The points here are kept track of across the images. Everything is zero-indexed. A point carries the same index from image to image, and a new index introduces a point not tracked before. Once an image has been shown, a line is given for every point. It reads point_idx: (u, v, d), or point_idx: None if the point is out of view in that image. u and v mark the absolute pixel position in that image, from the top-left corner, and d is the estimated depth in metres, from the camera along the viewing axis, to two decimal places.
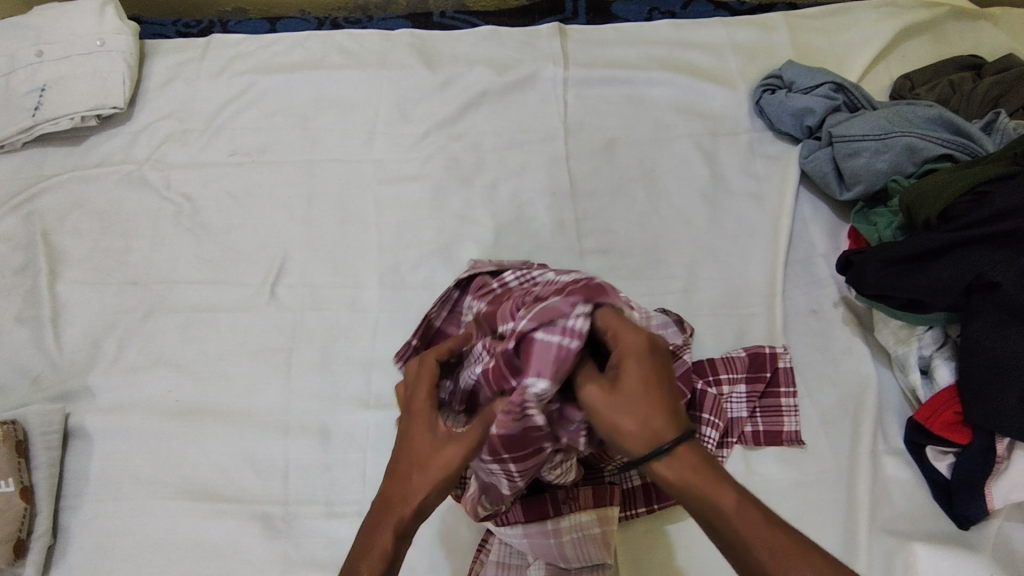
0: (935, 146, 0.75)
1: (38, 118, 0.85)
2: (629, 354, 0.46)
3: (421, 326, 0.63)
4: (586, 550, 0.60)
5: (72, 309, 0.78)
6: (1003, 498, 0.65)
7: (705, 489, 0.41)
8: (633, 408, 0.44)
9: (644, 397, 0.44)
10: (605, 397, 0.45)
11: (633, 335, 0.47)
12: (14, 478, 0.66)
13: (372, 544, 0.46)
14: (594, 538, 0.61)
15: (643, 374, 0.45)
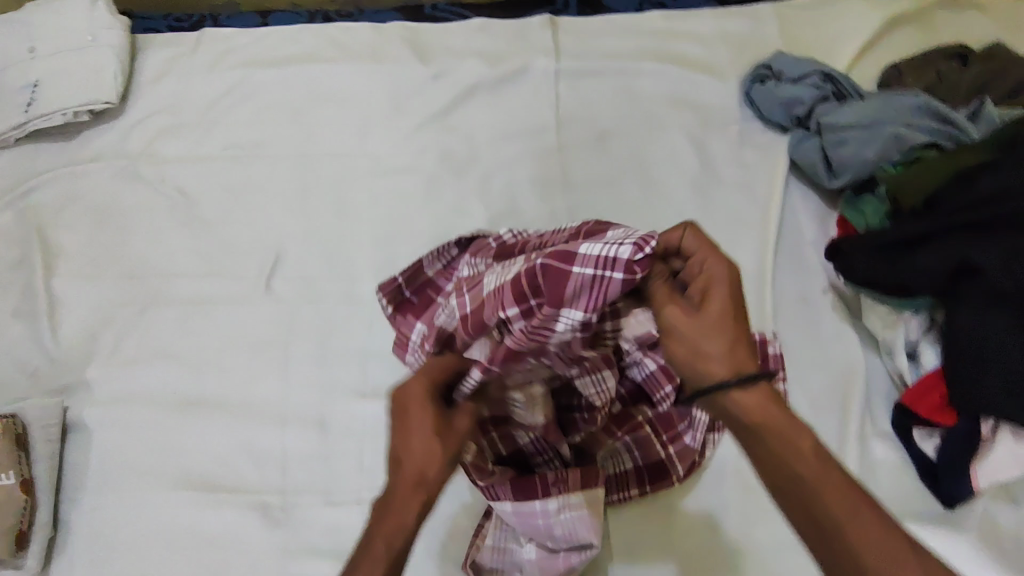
0: (921, 135, 0.76)
1: (30, 113, 0.85)
2: (716, 284, 0.49)
3: (411, 269, 0.64)
4: (579, 532, 0.60)
5: (69, 303, 0.79)
6: (988, 478, 0.66)
7: (781, 427, 0.46)
8: (713, 336, 0.48)
9: (724, 326, 0.48)
10: (677, 312, 0.49)
11: (715, 264, 0.50)
12: (14, 471, 0.67)
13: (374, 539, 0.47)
14: (582, 517, 0.60)
15: (728, 304, 0.48)
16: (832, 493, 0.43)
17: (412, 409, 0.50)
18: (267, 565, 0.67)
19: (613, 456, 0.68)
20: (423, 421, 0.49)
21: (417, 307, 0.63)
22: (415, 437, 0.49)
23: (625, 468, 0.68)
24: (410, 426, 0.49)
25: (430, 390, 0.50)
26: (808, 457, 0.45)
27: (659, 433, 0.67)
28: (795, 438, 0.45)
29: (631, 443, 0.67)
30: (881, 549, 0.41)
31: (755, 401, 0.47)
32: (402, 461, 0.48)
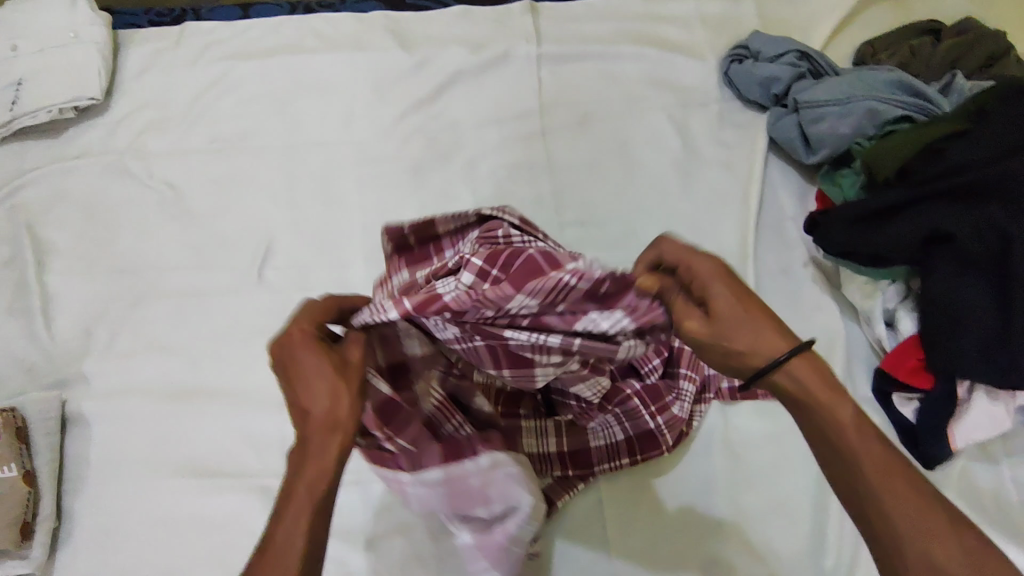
0: (894, 108, 0.78)
1: (15, 111, 0.85)
2: (713, 282, 0.51)
3: (421, 221, 0.59)
4: (515, 505, 0.56)
5: (62, 299, 0.79)
6: (965, 438, 0.69)
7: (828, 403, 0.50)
8: (745, 329, 0.50)
9: (750, 316, 0.50)
10: (697, 327, 0.51)
11: (707, 264, 0.51)
12: (16, 463, 0.68)
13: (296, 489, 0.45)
14: (518, 478, 0.55)
15: (733, 297, 0.51)
16: (866, 464, 0.47)
17: (296, 352, 0.47)
18: None
19: (605, 428, 0.70)
20: (310, 364, 0.47)
21: (412, 258, 0.61)
22: (309, 379, 0.47)
23: (617, 439, 0.70)
24: (302, 370, 0.47)
25: (312, 330, 0.49)
26: (848, 430, 0.49)
27: (647, 405, 0.69)
28: (837, 413, 0.49)
29: (622, 415, 0.69)
30: (905, 515, 0.45)
31: (803, 376, 0.51)
32: (305, 407, 0.46)
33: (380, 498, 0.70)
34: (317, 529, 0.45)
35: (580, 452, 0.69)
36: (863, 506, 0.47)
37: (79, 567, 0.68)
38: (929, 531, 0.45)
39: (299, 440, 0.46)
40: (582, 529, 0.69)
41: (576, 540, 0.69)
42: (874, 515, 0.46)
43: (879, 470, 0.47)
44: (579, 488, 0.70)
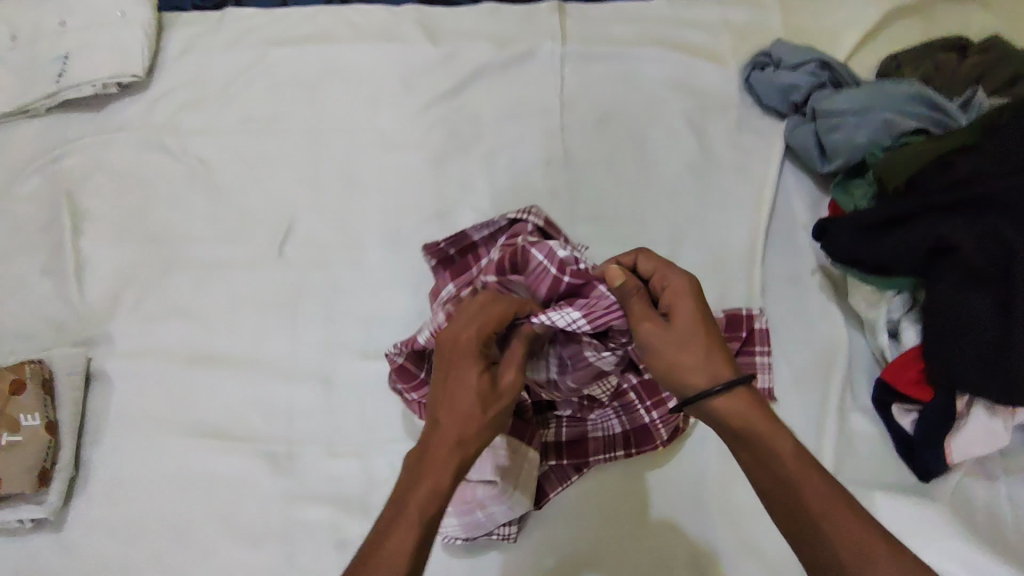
0: (910, 121, 0.78)
1: (61, 83, 0.89)
2: (679, 302, 0.56)
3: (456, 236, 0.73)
4: (491, 469, 0.65)
5: (94, 262, 0.84)
6: (962, 452, 0.69)
7: (765, 429, 0.52)
8: (684, 347, 0.55)
9: (696, 338, 0.55)
10: (652, 327, 0.55)
11: (680, 281, 0.57)
12: (40, 412, 0.71)
13: (415, 486, 0.50)
14: (498, 457, 0.66)
15: (694, 317, 0.56)
16: (812, 492, 0.49)
17: (464, 359, 0.54)
18: (272, 509, 0.71)
19: (602, 421, 0.72)
20: (473, 381, 0.54)
21: (456, 268, 0.74)
22: (468, 395, 0.53)
23: (613, 431, 0.72)
24: (466, 379, 0.54)
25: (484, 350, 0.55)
26: (785, 460, 0.50)
27: (642, 400, 0.71)
28: (776, 443, 0.51)
29: (618, 407, 0.72)
30: (854, 542, 0.47)
31: (740, 403, 0.53)
32: (456, 413, 0.53)
33: (379, 471, 0.72)
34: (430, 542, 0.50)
35: (578, 442, 0.72)
36: (808, 539, 0.48)
37: (93, 515, 0.71)
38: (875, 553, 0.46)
39: (437, 450, 0.52)
40: (567, 519, 0.70)
41: (561, 530, 0.70)
42: (823, 546, 0.48)
43: (820, 496, 0.49)
44: (574, 479, 0.71)
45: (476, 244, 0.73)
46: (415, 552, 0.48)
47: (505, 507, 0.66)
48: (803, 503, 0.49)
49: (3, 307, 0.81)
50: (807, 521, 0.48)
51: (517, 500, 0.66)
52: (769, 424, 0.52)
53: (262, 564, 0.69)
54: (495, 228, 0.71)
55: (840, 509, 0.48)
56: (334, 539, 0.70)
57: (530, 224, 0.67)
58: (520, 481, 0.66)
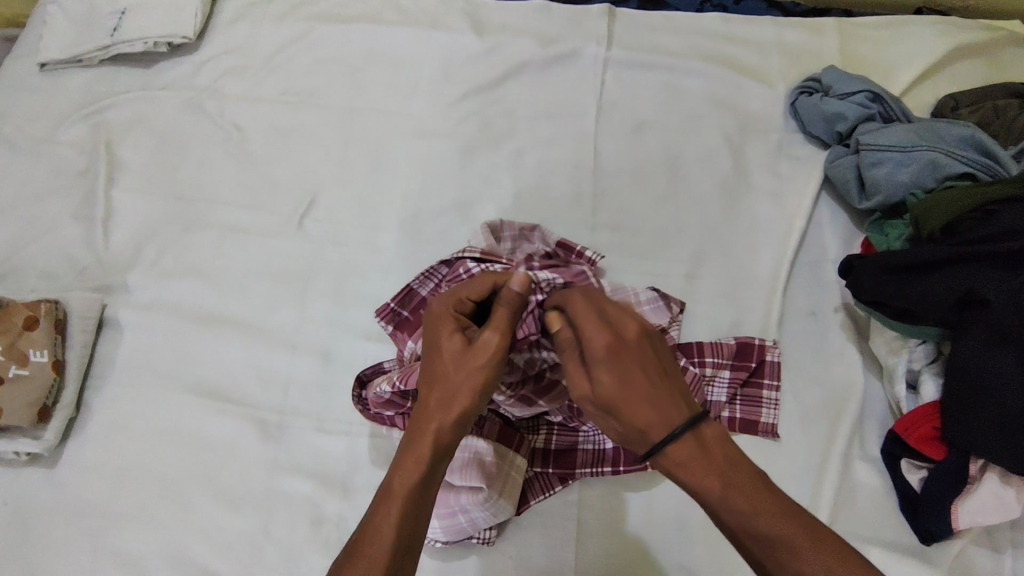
0: (958, 164, 0.74)
1: (115, 38, 0.92)
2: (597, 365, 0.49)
3: (403, 294, 0.73)
4: (475, 474, 0.65)
5: (122, 213, 0.86)
6: (969, 519, 0.65)
7: (699, 478, 0.48)
8: (627, 413, 0.48)
9: (625, 400, 0.48)
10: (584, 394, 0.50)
11: (594, 341, 0.49)
12: (48, 350, 0.73)
13: (406, 455, 0.51)
14: (483, 464, 0.66)
15: (616, 379, 0.48)
16: (766, 524, 0.46)
17: (438, 330, 0.55)
18: (255, 476, 0.72)
19: (595, 434, 0.71)
20: (450, 345, 0.54)
21: (411, 325, 0.73)
22: (444, 364, 0.53)
23: (604, 447, 0.71)
24: (440, 348, 0.54)
25: (459, 319, 0.56)
26: (718, 508, 0.47)
27: None
28: (707, 490, 0.47)
29: None
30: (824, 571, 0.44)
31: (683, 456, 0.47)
32: (434, 383, 0.53)
33: (365, 454, 0.72)
34: (422, 512, 0.50)
35: (567, 452, 0.71)
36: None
37: (86, 457, 0.73)
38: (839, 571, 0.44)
39: (418, 424, 0.52)
40: (544, 528, 0.69)
41: (535, 540, 0.68)
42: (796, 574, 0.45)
43: (764, 540, 0.46)
44: (558, 490, 0.70)
45: (426, 297, 0.73)
46: (399, 524, 0.49)
47: (488, 513, 0.64)
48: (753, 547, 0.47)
49: (32, 246, 0.84)
50: (764, 561, 0.47)
51: (501, 507, 0.64)
52: (699, 469, 0.47)
53: (238, 528, 0.69)
54: (440, 277, 0.73)
55: (788, 549, 0.45)
56: (311, 514, 0.70)
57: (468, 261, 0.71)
58: (504, 489, 0.65)
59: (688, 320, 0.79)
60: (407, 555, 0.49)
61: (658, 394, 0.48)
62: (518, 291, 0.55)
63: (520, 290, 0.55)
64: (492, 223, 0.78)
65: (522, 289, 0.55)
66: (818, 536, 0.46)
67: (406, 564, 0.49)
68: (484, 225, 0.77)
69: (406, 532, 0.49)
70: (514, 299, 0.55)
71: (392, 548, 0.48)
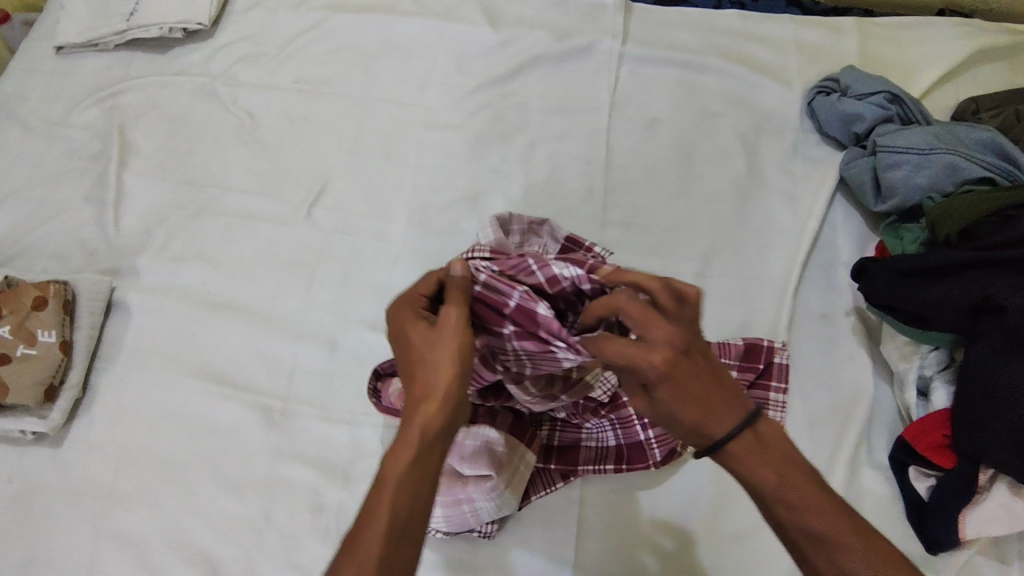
0: (977, 168, 0.72)
1: (131, 23, 0.93)
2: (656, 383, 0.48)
3: None
4: (483, 463, 0.63)
5: (133, 197, 0.86)
6: (977, 530, 0.63)
7: (753, 471, 0.49)
8: (696, 419, 0.49)
9: (690, 402, 0.48)
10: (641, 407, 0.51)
11: (649, 363, 0.47)
12: (56, 331, 0.74)
13: (397, 442, 0.49)
14: (493, 454, 0.64)
15: (677, 393, 0.48)
16: (816, 519, 0.47)
17: (400, 324, 0.55)
18: (257, 461, 0.72)
19: (598, 431, 0.70)
20: (420, 333, 0.53)
21: None
22: (418, 351, 0.53)
23: (607, 444, 0.70)
24: (407, 338, 0.53)
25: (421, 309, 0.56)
26: (771, 499, 0.48)
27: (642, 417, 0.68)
28: (764, 481, 0.48)
29: (616, 421, 0.69)
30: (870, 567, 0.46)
31: (745, 449, 0.49)
32: (415, 368, 0.52)
33: (367, 444, 0.72)
34: (421, 497, 0.48)
35: (570, 449, 0.70)
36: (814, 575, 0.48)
37: (91, 438, 0.74)
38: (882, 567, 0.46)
39: (404, 413, 0.51)
40: (545, 524, 0.68)
41: (535, 535, 0.68)
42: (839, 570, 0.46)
43: (812, 535, 0.47)
44: (559, 486, 0.69)
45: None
46: (394, 511, 0.47)
47: (492, 505, 0.64)
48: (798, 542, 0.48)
49: (43, 227, 0.85)
50: (805, 553, 0.48)
51: (505, 500, 0.64)
52: (755, 462, 0.49)
53: (239, 513, 0.70)
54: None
55: (836, 546, 0.47)
56: (311, 502, 0.70)
57: None
58: (511, 481, 0.64)
59: None
60: (409, 543, 0.47)
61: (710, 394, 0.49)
62: (462, 275, 0.56)
63: (461, 274, 0.55)
64: (500, 216, 0.76)
65: (465, 274, 0.55)
66: (868, 539, 0.47)
67: (409, 553, 0.46)
68: (493, 218, 0.76)
69: (402, 519, 0.47)
70: (460, 280, 0.56)
71: (390, 535, 0.46)
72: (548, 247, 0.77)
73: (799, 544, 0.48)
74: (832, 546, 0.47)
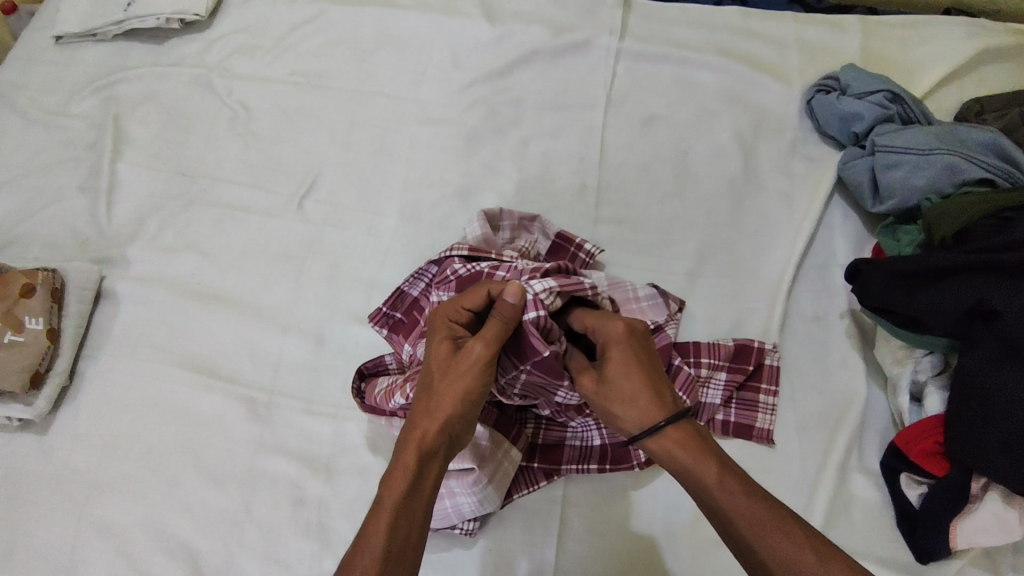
0: (976, 169, 0.71)
1: (129, 14, 0.93)
2: (611, 344, 0.57)
3: (393, 297, 0.73)
4: (465, 455, 0.63)
5: (126, 186, 0.86)
6: (968, 539, 0.62)
7: (692, 461, 0.52)
8: (632, 395, 0.55)
9: (636, 375, 0.55)
10: (592, 384, 0.57)
11: (615, 327, 0.58)
12: (44, 318, 0.74)
13: (398, 461, 0.52)
14: (476, 448, 0.64)
15: (625, 364, 0.56)
16: (750, 507, 0.50)
17: (430, 341, 0.57)
18: (240, 453, 0.71)
19: (583, 430, 0.69)
20: (444, 354, 0.56)
21: (405, 327, 0.72)
22: (434, 373, 0.55)
23: (592, 443, 0.69)
24: (430, 358, 0.56)
25: (455, 329, 0.57)
26: (715, 490, 0.51)
27: None
28: (704, 470, 0.52)
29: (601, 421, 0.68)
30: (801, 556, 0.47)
31: (682, 438, 0.54)
32: (428, 392, 0.54)
33: (350, 438, 0.72)
34: (415, 523, 0.49)
35: (553, 448, 0.69)
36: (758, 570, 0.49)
37: (75, 426, 0.74)
38: (826, 557, 0.47)
39: (409, 430, 0.53)
40: (526, 524, 0.67)
41: (515, 535, 0.67)
42: (777, 558, 0.48)
43: (749, 520, 0.49)
44: (542, 485, 0.68)
45: (417, 297, 0.73)
46: (390, 536, 0.48)
47: (474, 500, 0.63)
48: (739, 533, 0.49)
49: (36, 215, 0.85)
50: (746, 546, 0.49)
51: (487, 495, 0.63)
52: (696, 454, 0.53)
53: (220, 504, 0.69)
54: (429, 277, 0.73)
55: (774, 531, 0.48)
56: (293, 495, 0.69)
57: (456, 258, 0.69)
58: (494, 476, 0.64)
59: (687, 319, 0.77)
60: (401, 564, 0.48)
61: (649, 379, 0.55)
62: (513, 304, 0.56)
63: (515, 302, 0.56)
64: (489, 211, 0.76)
65: (518, 304, 0.56)
66: (808, 533, 0.48)
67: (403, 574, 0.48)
68: (483, 212, 0.76)
69: (398, 538, 0.48)
70: (508, 312, 0.55)
71: (383, 558, 0.47)
72: (537, 244, 0.77)
73: (741, 537, 0.49)
74: (768, 533, 0.48)
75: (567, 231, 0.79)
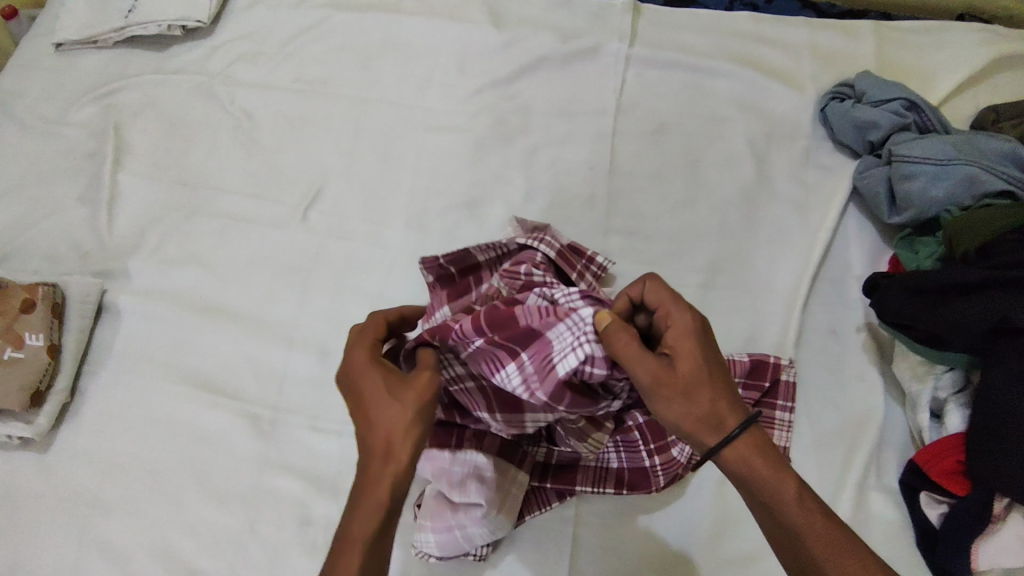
0: (997, 181, 0.70)
1: (130, 21, 0.92)
2: (681, 337, 0.52)
3: (458, 253, 0.66)
4: (475, 489, 0.61)
5: (127, 197, 0.85)
6: (989, 560, 0.60)
7: (764, 469, 0.50)
8: (702, 396, 0.51)
9: (708, 379, 0.51)
10: (653, 370, 0.50)
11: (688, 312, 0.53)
12: (44, 334, 0.73)
13: (358, 508, 0.48)
14: (486, 480, 0.62)
15: (698, 361, 0.51)
16: (816, 525, 0.48)
17: (357, 377, 0.52)
18: (244, 472, 0.70)
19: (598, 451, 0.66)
20: (379, 388, 0.50)
21: (454, 288, 0.67)
22: (373, 409, 0.50)
23: (607, 465, 0.67)
24: (363, 396, 0.51)
25: (368, 356, 0.52)
26: (792, 504, 0.49)
27: (647, 442, 0.65)
28: (776, 480, 0.49)
29: (619, 442, 0.66)
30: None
31: (751, 442, 0.51)
32: (365, 446, 0.49)
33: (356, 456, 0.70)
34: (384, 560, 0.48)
35: (567, 469, 0.66)
36: None
37: (75, 444, 0.72)
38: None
39: (362, 474, 0.49)
40: (539, 545, 0.66)
41: (528, 556, 0.66)
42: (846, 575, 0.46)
43: (825, 537, 0.48)
44: (555, 506, 0.66)
45: (479, 264, 0.67)
46: None
47: (485, 530, 0.62)
48: (808, 544, 0.48)
49: (34, 227, 0.83)
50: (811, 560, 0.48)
51: (498, 524, 0.62)
52: (768, 464, 0.50)
53: (225, 524, 0.68)
54: (501, 252, 0.67)
55: (843, 545, 0.47)
56: (299, 515, 0.68)
57: (539, 255, 0.66)
58: (505, 505, 0.62)
59: None
60: None
61: (720, 381, 0.52)
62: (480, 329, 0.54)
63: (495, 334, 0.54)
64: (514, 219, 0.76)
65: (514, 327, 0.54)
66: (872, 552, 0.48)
67: None
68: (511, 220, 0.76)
69: None
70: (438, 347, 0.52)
71: None
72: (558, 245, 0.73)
73: (810, 553, 0.48)
74: (838, 549, 0.47)
75: (576, 243, 0.77)
